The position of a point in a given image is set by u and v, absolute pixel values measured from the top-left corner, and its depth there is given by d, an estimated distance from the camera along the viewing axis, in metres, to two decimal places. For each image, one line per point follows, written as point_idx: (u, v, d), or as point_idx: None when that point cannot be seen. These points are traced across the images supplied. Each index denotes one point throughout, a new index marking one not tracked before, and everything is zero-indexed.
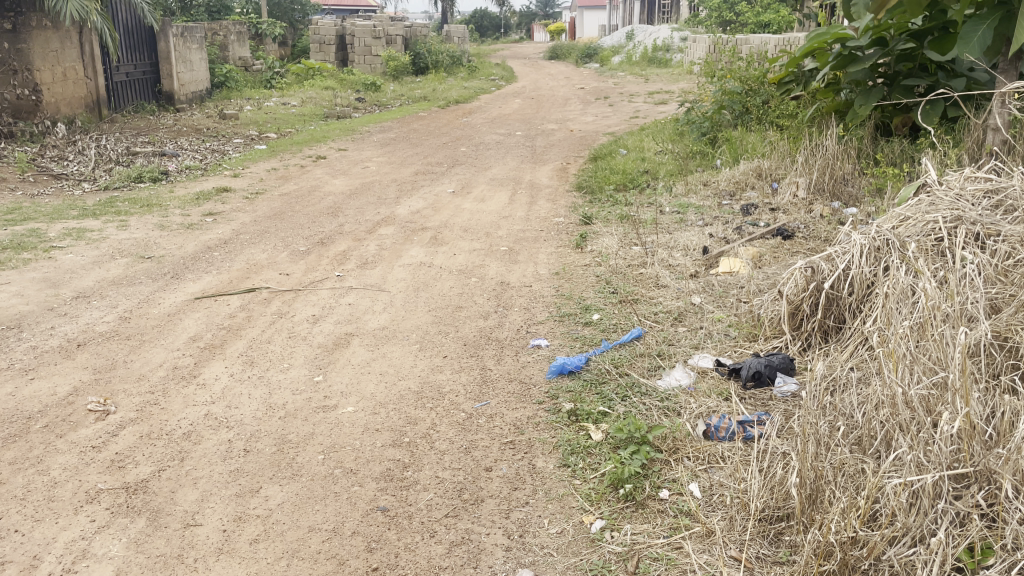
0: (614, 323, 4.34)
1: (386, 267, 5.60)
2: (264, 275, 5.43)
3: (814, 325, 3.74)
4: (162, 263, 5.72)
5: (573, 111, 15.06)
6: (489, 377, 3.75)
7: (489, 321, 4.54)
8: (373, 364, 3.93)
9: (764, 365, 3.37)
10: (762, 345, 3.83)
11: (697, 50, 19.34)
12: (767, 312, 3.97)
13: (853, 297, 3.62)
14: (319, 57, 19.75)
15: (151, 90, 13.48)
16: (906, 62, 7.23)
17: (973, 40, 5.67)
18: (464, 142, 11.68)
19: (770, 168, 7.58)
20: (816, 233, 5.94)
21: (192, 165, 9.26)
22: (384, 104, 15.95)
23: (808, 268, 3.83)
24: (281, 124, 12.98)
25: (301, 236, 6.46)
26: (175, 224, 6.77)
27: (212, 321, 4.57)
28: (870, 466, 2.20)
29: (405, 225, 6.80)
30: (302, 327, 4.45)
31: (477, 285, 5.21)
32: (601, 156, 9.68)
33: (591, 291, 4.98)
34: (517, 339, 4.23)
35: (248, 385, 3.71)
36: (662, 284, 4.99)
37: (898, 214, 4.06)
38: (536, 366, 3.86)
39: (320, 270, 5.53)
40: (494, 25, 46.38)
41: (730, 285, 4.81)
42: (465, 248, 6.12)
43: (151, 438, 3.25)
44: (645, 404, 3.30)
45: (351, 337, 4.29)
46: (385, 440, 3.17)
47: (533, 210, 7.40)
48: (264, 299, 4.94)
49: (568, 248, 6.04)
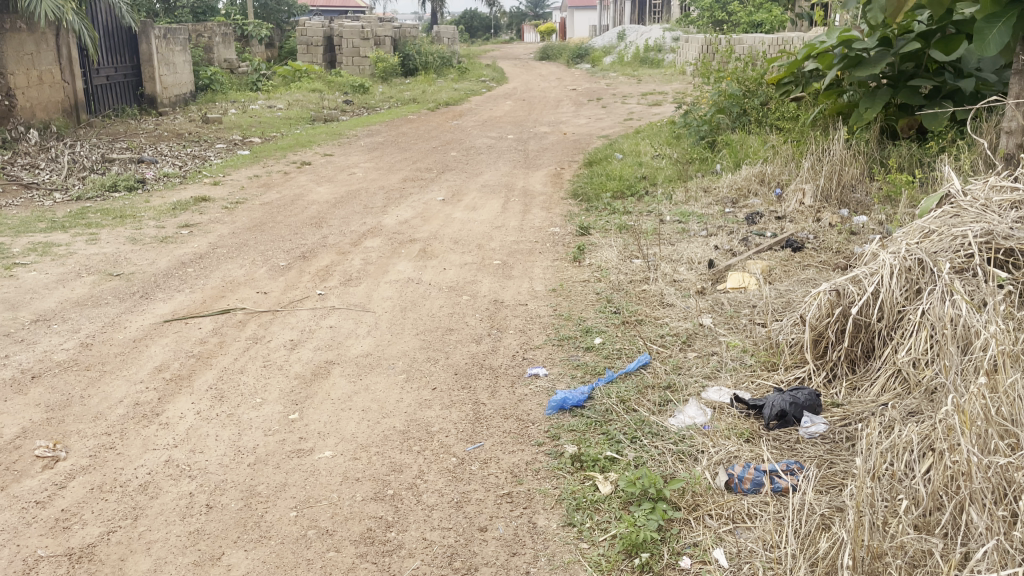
0: (618, 348, 4.00)
1: (371, 283, 5.24)
2: (241, 294, 5.07)
3: (840, 354, 3.40)
4: (131, 281, 5.35)
5: (566, 113, 14.71)
6: (482, 414, 3.39)
7: (482, 345, 4.19)
8: (354, 399, 3.57)
9: (789, 403, 3.04)
10: (782, 375, 3.49)
11: (690, 51, 19.03)
12: (786, 338, 3.63)
13: (884, 323, 3.32)
14: (306, 59, 19.38)
15: (132, 93, 13.07)
16: (911, 62, 6.88)
17: (988, 40, 5.35)
18: (455, 146, 11.33)
19: (774, 174, 7.30)
20: (826, 245, 5.64)
21: (171, 173, 8.87)
22: (373, 106, 15.58)
23: (833, 291, 3.50)
24: (265, 127, 12.60)
25: (282, 249, 6.10)
26: (148, 237, 6.40)
27: (181, 348, 4.20)
28: (941, 546, 1.93)
29: (392, 237, 6.45)
30: (279, 354, 4.09)
31: (468, 303, 4.86)
32: (596, 161, 9.33)
33: (591, 311, 4.64)
34: (513, 368, 3.88)
35: (215, 425, 3.35)
36: (667, 302, 4.66)
37: (921, 226, 3.86)
38: (534, 400, 3.51)
39: (301, 288, 5.17)
40: (483, 25, 45.91)
41: (741, 303, 4.48)
42: (457, 262, 5.76)
43: (102, 491, 2.90)
44: (657, 448, 2.95)
45: (331, 366, 3.93)
46: (367, 492, 2.83)
47: (527, 219, 7.05)
48: (239, 321, 4.57)
49: (565, 262, 5.69)
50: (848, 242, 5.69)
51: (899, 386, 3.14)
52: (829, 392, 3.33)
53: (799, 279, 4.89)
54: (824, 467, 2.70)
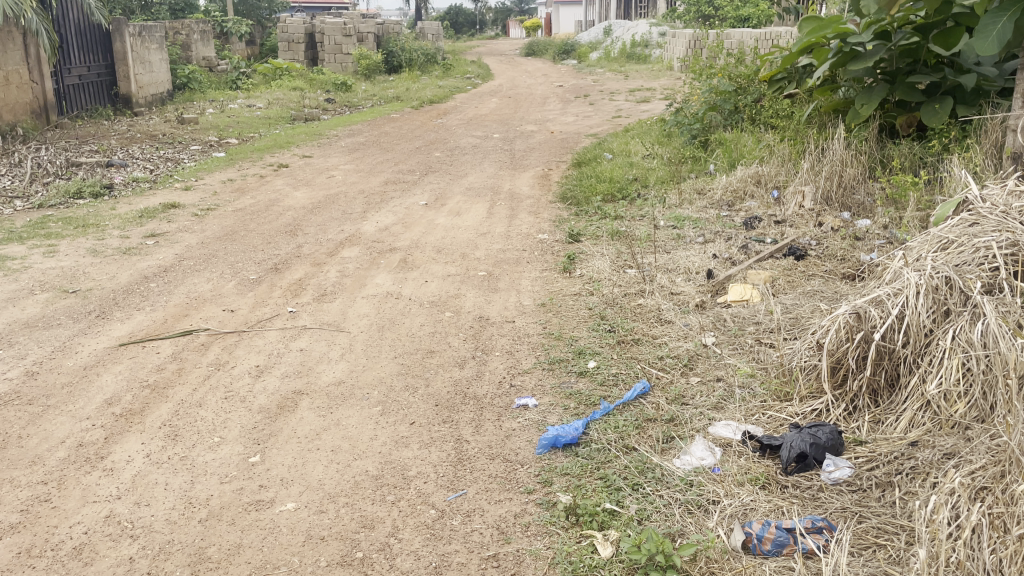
0: (615, 374, 3.66)
1: (347, 299, 4.88)
2: (206, 312, 4.69)
3: (861, 384, 3.06)
4: (87, 299, 4.96)
5: (552, 111, 14.35)
6: (465, 454, 3.04)
7: (465, 370, 3.84)
8: (323, 437, 3.21)
9: (810, 444, 2.72)
10: (797, 407, 3.15)
11: (677, 46, 18.71)
12: (799, 364, 3.28)
13: (910, 349, 2.99)
14: (287, 56, 18.98)
15: (106, 92, 12.64)
16: (908, 58, 6.52)
17: (992, 35, 5.03)
18: (439, 145, 10.96)
19: (770, 175, 6.98)
20: (831, 252, 5.34)
21: (141, 177, 8.47)
22: (355, 104, 15.17)
23: (853, 314, 3.16)
24: (243, 127, 12.19)
25: (253, 261, 5.73)
26: (110, 249, 6.01)
27: (135, 377, 3.83)
28: None
29: (371, 246, 6.08)
30: (242, 383, 3.73)
31: (451, 321, 4.52)
32: (585, 161, 9.00)
33: (583, 329, 4.29)
34: (499, 398, 3.53)
35: (166, 471, 2.99)
36: (665, 319, 4.33)
37: (937, 235, 3.56)
38: (523, 436, 3.16)
39: (271, 305, 4.80)
40: (468, 22, 45.67)
41: (746, 320, 4.15)
42: (439, 273, 5.42)
43: (30, 556, 2.54)
44: (663, 498, 2.62)
45: (300, 397, 3.57)
46: (332, 555, 2.48)
47: (514, 225, 6.70)
48: (200, 345, 4.20)
49: (555, 272, 5.36)
50: (854, 248, 5.39)
51: (930, 421, 2.82)
52: (850, 427, 2.99)
53: (806, 290, 4.58)
54: (854, 523, 2.39)
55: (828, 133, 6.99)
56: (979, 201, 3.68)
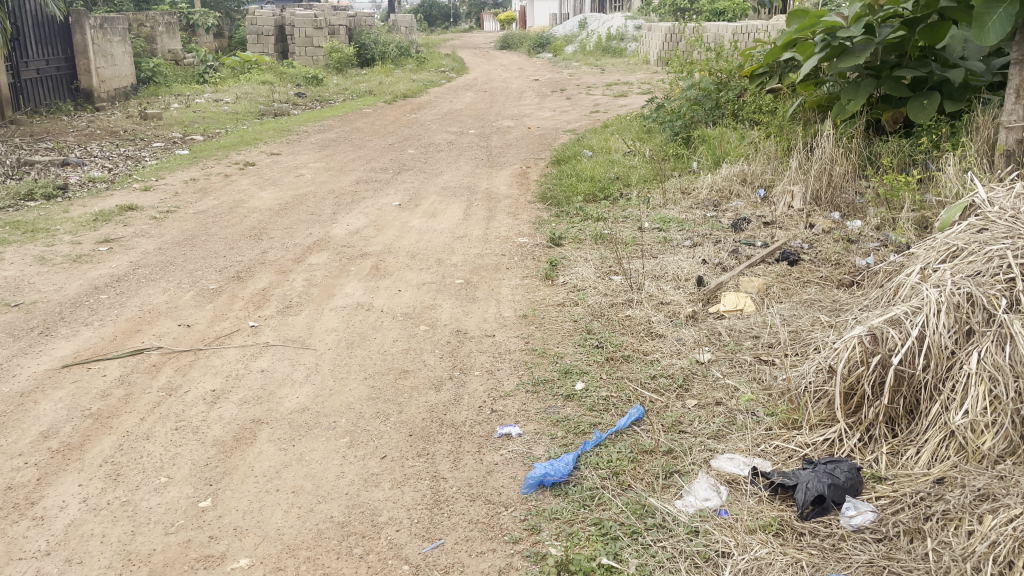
0: (605, 397, 3.36)
1: (314, 311, 4.54)
2: (160, 327, 4.34)
3: (878, 413, 2.77)
4: (30, 313, 4.57)
5: (528, 105, 14.03)
6: (443, 494, 2.74)
7: (442, 393, 3.51)
8: (283, 475, 2.89)
9: (828, 485, 2.47)
10: (806, 437, 2.86)
11: (652, 40, 18.50)
12: (807, 389, 2.99)
13: (930, 373, 2.72)
14: (256, 49, 18.47)
15: (65, 87, 12.12)
16: (894, 52, 6.28)
17: (990, 24, 4.78)
18: (413, 142, 10.61)
19: (756, 173, 6.73)
20: (825, 256, 5.09)
21: (97, 176, 8.04)
22: (326, 99, 14.74)
23: (868, 335, 2.87)
24: (209, 123, 11.75)
25: (213, 268, 5.36)
26: (59, 256, 5.61)
27: (76, 405, 3.47)
28: None
29: (341, 251, 5.72)
30: (195, 411, 3.38)
31: (426, 335, 4.19)
32: (564, 159, 8.71)
33: (568, 344, 3.99)
34: (479, 426, 3.21)
35: (104, 521, 2.67)
36: (656, 332, 4.04)
37: (946, 244, 3.32)
38: (506, 472, 2.85)
39: (231, 319, 4.44)
40: (441, 15, 45.41)
41: (743, 334, 3.88)
42: (413, 281, 5.09)
43: None
44: (667, 550, 2.35)
45: (258, 426, 3.24)
46: None
47: (492, 227, 6.39)
48: (151, 366, 3.84)
49: (536, 280, 5.05)
50: (848, 251, 5.14)
51: (956, 455, 2.55)
52: (866, 460, 2.71)
53: (802, 299, 4.32)
54: None
55: (814, 130, 6.75)
56: (986, 205, 3.54)
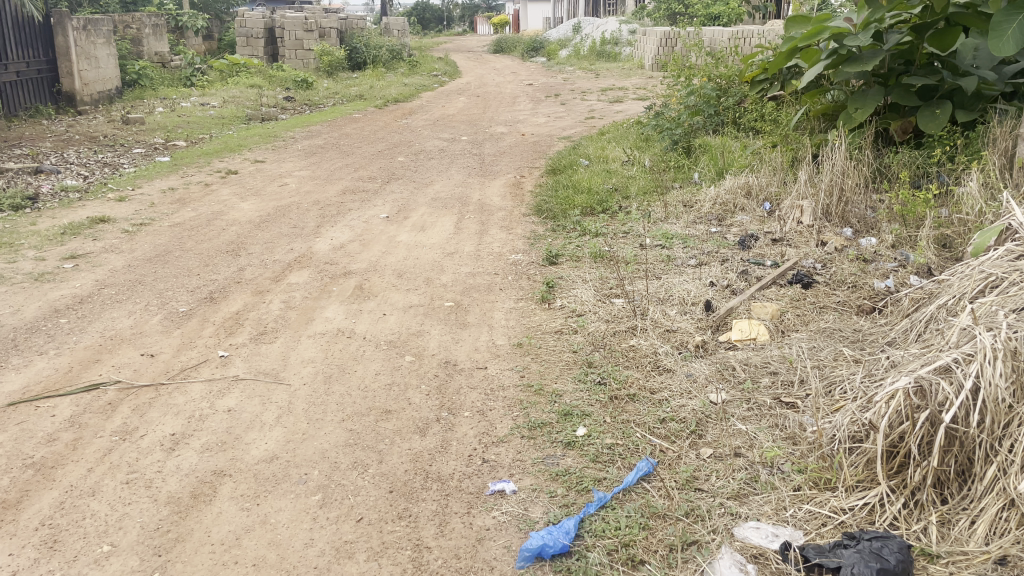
0: (609, 445, 3.01)
1: (289, 339, 4.17)
2: (121, 357, 3.96)
3: (926, 475, 2.42)
4: None
5: (521, 111, 13.66)
6: (426, 570, 2.38)
7: (427, 438, 3.15)
8: (243, 543, 2.52)
9: (875, 570, 2.13)
10: (842, 501, 2.50)
11: (647, 45, 18.16)
12: (841, 443, 2.63)
13: (986, 431, 2.38)
14: (246, 51, 18.05)
15: (46, 90, 11.70)
16: (902, 59, 5.94)
17: (1007, 34, 4.43)
18: (403, 149, 10.24)
19: (763, 185, 6.38)
20: (841, 278, 4.75)
21: (71, 185, 7.65)
22: (316, 103, 14.37)
23: (913, 385, 2.53)
24: (193, 129, 11.35)
25: (184, 289, 4.98)
26: (20, 274, 5.22)
27: (18, 452, 3.09)
28: None
29: (323, 269, 5.36)
30: (151, 460, 3.01)
31: (411, 368, 3.83)
32: (560, 168, 8.36)
33: (568, 380, 3.63)
34: (469, 480, 2.85)
35: None
36: (662, 366, 3.68)
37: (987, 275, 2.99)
38: (500, 541, 2.50)
39: (199, 348, 4.06)
40: (435, 17, 45.16)
41: (759, 369, 3.53)
42: (399, 304, 4.73)
43: None
44: None
45: (220, 480, 2.87)
46: None
47: (484, 242, 6.04)
48: (107, 405, 3.46)
49: (532, 303, 4.70)
50: (864, 272, 4.80)
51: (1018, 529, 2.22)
52: (913, 530, 2.36)
53: (820, 328, 3.97)
54: None
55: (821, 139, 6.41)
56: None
